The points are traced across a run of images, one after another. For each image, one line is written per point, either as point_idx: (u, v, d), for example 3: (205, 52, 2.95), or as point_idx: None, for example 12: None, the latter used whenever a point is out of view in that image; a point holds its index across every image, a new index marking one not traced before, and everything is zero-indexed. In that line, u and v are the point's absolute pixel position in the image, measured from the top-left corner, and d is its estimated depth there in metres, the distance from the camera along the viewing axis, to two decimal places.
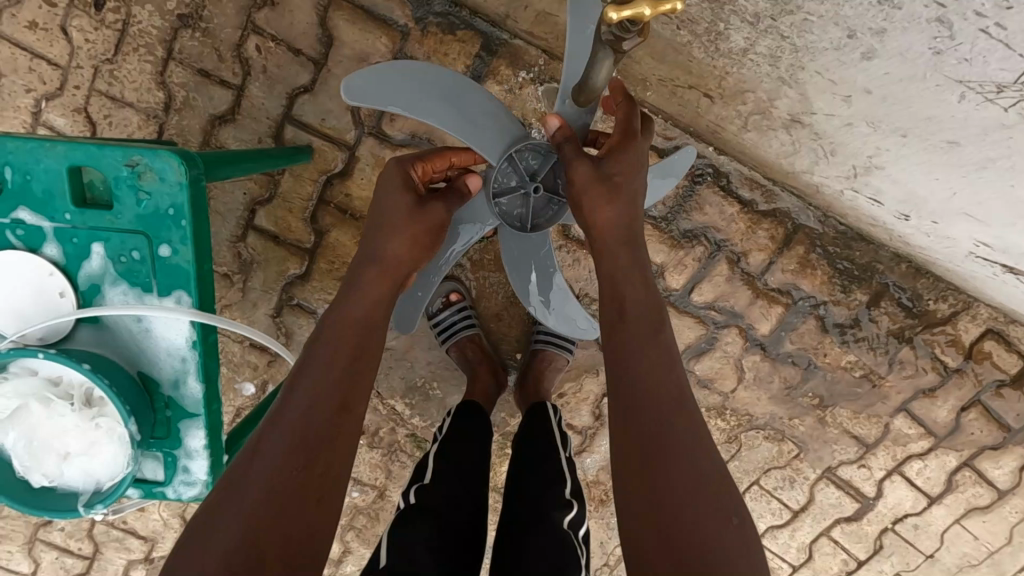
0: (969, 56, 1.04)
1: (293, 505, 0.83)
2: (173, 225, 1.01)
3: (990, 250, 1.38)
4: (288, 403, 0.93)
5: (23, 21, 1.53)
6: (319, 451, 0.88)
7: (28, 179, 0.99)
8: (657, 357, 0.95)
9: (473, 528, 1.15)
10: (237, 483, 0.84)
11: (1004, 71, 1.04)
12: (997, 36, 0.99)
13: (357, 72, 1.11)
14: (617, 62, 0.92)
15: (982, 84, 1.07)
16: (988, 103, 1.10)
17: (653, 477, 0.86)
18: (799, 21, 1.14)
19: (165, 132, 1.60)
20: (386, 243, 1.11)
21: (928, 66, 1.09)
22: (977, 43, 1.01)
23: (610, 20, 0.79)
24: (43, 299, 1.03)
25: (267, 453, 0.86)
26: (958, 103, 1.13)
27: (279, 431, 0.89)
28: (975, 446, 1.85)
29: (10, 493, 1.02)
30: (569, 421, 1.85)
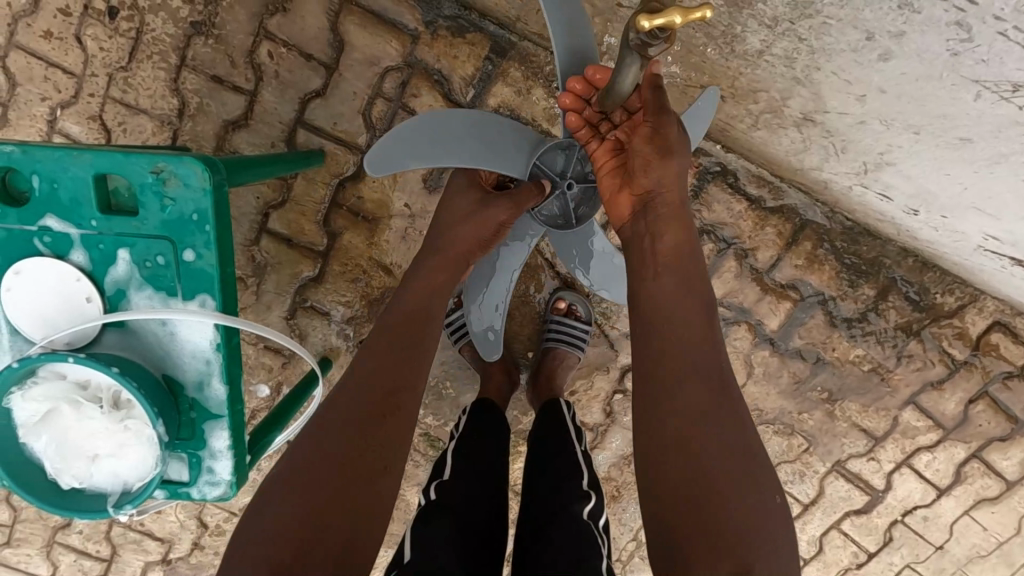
0: (987, 57, 1.08)
1: (335, 508, 0.88)
2: (197, 230, 1.03)
3: (999, 242, 1.40)
4: (329, 412, 0.99)
5: (38, 30, 1.55)
6: (357, 460, 0.93)
7: (55, 187, 1.01)
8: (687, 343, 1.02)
9: (493, 527, 1.16)
10: (281, 482, 0.90)
11: (1019, 70, 1.08)
12: (1015, 37, 1.03)
13: (373, 155, 1.20)
14: (644, 66, 0.96)
15: (999, 84, 1.11)
16: (1004, 102, 1.14)
17: (689, 457, 0.92)
18: (817, 24, 1.16)
19: (180, 138, 1.62)
20: (457, 226, 1.30)
21: (945, 67, 1.13)
22: (995, 43, 1.06)
23: (640, 27, 0.82)
24: (70, 305, 1.05)
25: (302, 462, 0.92)
26: (974, 100, 1.16)
27: (316, 438, 0.95)
28: (984, 438, 1.87)
29: (39, 493, 1.03)
30: (581, 418, 1.87)
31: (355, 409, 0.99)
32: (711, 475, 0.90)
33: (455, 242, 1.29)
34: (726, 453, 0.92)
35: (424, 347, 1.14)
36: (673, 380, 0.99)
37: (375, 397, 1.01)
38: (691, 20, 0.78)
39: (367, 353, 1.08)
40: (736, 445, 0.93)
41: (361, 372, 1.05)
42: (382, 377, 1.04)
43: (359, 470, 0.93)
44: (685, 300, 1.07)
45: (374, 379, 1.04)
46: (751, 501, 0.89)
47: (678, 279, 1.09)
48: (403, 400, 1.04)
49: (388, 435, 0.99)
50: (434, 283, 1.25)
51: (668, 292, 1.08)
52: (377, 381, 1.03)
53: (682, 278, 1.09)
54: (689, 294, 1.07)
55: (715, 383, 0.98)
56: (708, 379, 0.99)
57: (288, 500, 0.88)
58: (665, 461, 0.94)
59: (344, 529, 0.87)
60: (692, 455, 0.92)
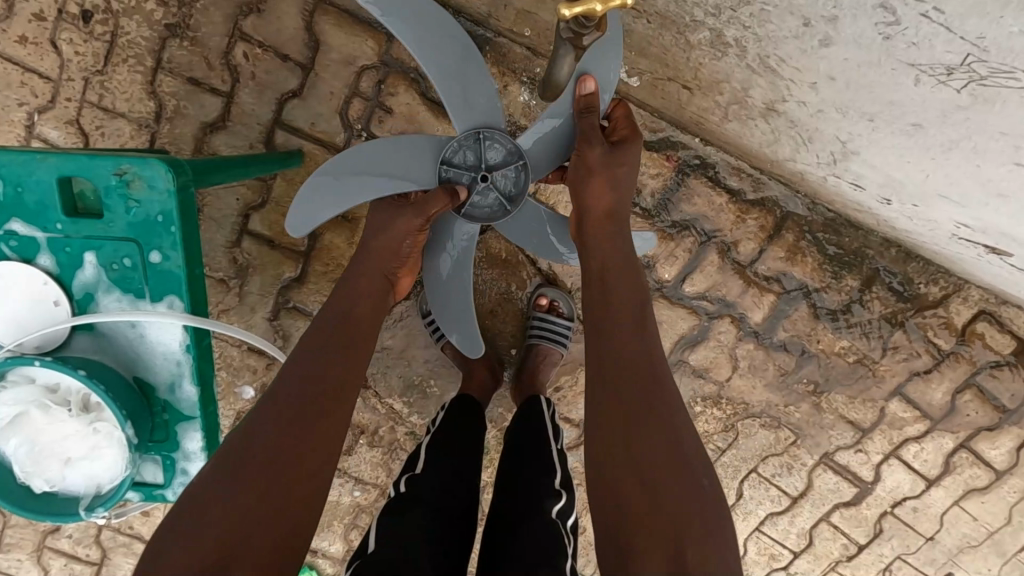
0: (917, 40, 0.98)
1: (286, 502, 0.91)
2: (163, 231, 1.03)
3: (971, 231, 1.38)
4: (282, 402, 0.99)
5: (13, 36, 1.55)
6: (310, 457, 0.96)
7: (20, 191, 1.01)
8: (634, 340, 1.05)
9: (466, 521, 1.16)
10: (237, 470, 0.91)
11: (949, 53, 0.97)
12: (939, 19, 0.93)
13: (292, 213, 1.21)
14: (578, 58, 0.97)
15: (933, 67, 1.01)
16: (941, 85, 1.03)
17: (629, 451, 0.93)
18: (757, 11, 1.12)
19: (157, 141, 1.62)
20: (374, 236, 1.23)
21: (881, 51, 1.04)
22: (922, 26, 0.95)
23: (562, 16, 0.85)
24: (38, 308, 1.05)
25: (260, 439, 0.95)
26: (915, 86, 1.07)
27: (271, 428, 0.96)
28: (972, 427, 1.86)
29: (13, 498, 1.04)
30: (566, 414, 1.87)
31: (308, 402, 1.00)
32: (655, 476, 0.90)
33: (378, 252, 1.22)
34: (665, 450, 0.93)
35: (369, 341, 1.15)
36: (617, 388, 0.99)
37: (329, 392, 1.03)
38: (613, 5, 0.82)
39: (317, 341, 1.09)
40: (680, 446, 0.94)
41: (315, 362, 1.05)
42: (337, 369, 1.06)
43: (309, 466, 0.95)
44: (630, 309, 1.09)
45: (325, 373, 1.04)
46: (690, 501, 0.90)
47: (632, 288, 1.12)
48: (351, 392, 1.06)
49: (338, 429, 1.01)
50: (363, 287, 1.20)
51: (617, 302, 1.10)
52: (330, 375, 1.04)
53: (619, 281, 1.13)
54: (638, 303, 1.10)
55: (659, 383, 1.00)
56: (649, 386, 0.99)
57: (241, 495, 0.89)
58: (606, 460, 0.95)
59: (294, 524, 0.91)
60: (633, 458, 0.93)
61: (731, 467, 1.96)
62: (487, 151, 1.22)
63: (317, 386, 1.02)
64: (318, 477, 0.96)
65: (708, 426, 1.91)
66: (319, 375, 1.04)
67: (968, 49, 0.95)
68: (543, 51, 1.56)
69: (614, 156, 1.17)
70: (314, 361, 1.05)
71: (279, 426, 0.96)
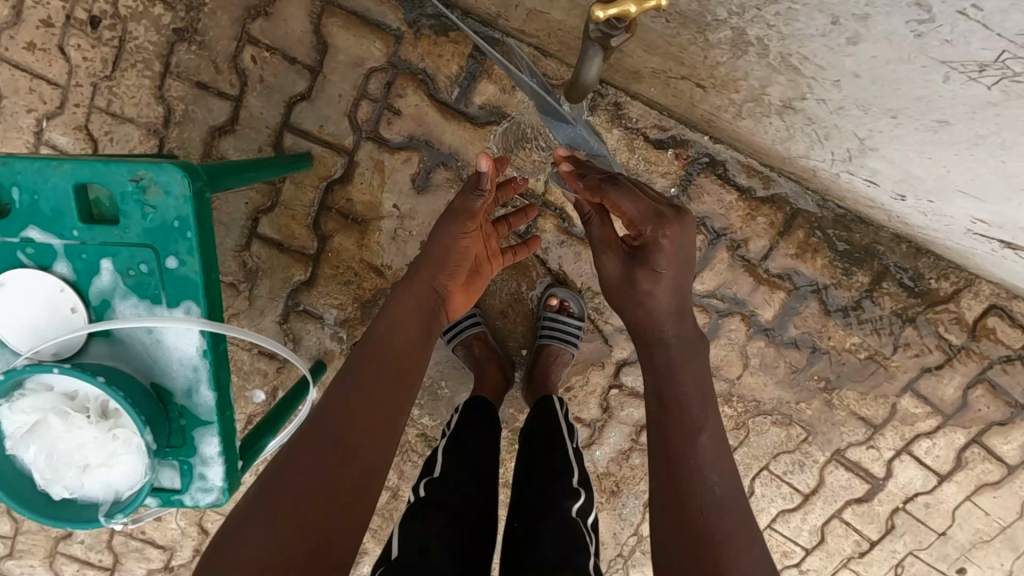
0: (951, 37, 0.96)
1: (306, 529, 0.87)
2: (179, 237, 1.02)
3: (988, 226, 1.37)
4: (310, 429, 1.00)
5: (21, 42, 1.55)
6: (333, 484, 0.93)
7: (36, 199, 1.01)
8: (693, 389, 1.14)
9: (483, 520, 1.17)
10: (257, 500, 0.90)
11: (985, 50, 0.95)
12: (976, 17, 0.90)
13: None
14: (606, 58, 0.98)
15: (966, 64, 1.00)
16: (971, 82, 1.03)
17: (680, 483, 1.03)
18: (784, 9, 1.08)
19: (166, 146, 1.61)
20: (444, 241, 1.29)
21: (913, 47, 1.02)
22: (958, 23, 0.93)
23: (597, 17, 0.87)
24: (56, 316, 1.05)
25: (299, 451, 0.96)
26: (944, 83, 1.06)
27: (295, 455, 0.95)
28: (983, 422, 1.86)
29: (32, 505, 1.04)
30: (577, 413, 1.87)
31: (332, 429, 0.99)
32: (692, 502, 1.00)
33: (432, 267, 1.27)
34: (710, 484, 1.02)
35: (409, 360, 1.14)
36: (662, 415, 1.12)
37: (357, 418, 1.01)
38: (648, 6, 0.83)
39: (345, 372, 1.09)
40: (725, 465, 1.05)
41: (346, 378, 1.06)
42: (370, 394, 1.05)
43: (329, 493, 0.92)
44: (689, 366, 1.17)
45: (351, 399, 1.04)
46: (740, 517, 0.99)
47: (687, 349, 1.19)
48: (385, 399, 1.06)
49: (367, 457, 0.98)
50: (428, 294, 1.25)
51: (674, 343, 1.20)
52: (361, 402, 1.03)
53: (681, 316, 1.22)
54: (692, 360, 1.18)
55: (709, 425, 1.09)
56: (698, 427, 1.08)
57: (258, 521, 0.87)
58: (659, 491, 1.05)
59: (305, 553, 0.85)
60: (674, 480, 1.03)
61: (742, 465, 1.96)
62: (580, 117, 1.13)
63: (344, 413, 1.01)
64: (342, 506, 0.92)
65: None
66: (344, 403, 1.03)
67: (1004, 46, 0.93)
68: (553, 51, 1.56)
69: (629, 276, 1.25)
70: (343, 391, 1.05)
71: (302, 452, 0.96)
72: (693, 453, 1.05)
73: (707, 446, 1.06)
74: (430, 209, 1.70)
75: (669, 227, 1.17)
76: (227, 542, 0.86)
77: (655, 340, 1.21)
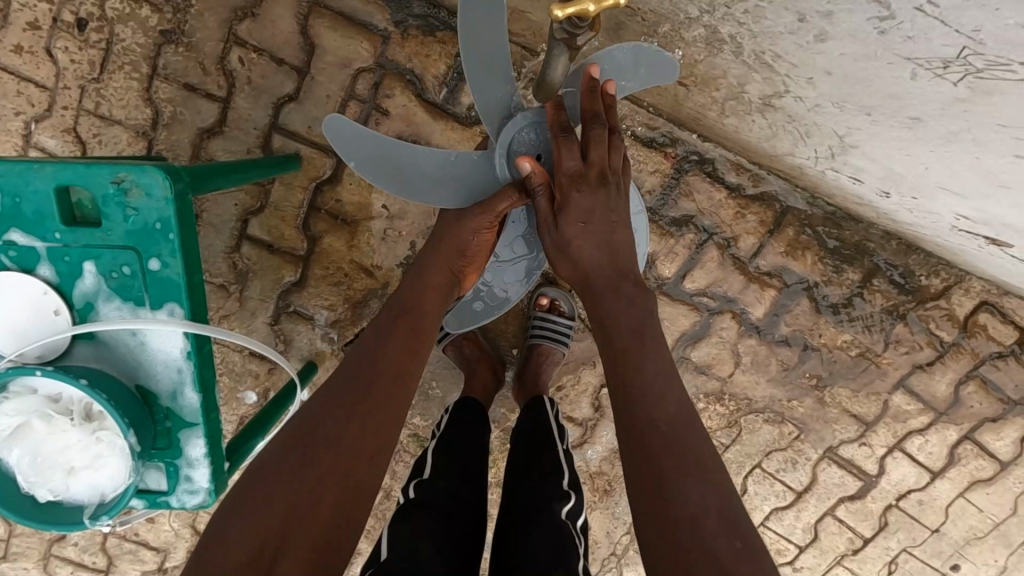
0: (912, 34, 0.98)
1: (298, 534, 0.87)
2: (162, 239, 1.03)
3: (972, 223, 1.37)
4: (301, 429, 0.98)
5: (8, 45, 1.55)
6: (327, 490, 0.91)
7: (18, 202, 1.01)
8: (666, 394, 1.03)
9: (474, 521, 1.18)
10: (238, 505, 0.90)
11: (946, 46, 0.97)
12: (934, 13, 0.93)
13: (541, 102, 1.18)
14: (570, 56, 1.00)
15: (930, 61, 1.01)
16: (938, 79, 1.03)
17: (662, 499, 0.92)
18: (751, 8, 1.11)
19: (154, 148, 1.62)
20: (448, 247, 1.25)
21: (879, 44, 1.03)
22: (917, 20, 0.95)
23: (556, 16, 0.89)
24: (38, 318, 1.05)
25: (292, 451, 0.95)
26: (912, 80, 1.07)
27: (284, 461, 0.93)
28: (975, 419, 1.86)
29: (18, 508, 1.04)
30: (569, 413, 1.87)
31: (325, 428, 0.97)
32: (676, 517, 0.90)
33: (442, 253, 1.26)
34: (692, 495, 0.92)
35: (418, 349, 1.14)
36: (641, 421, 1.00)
37: (350, 419, 0.98)
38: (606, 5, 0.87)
39: (342, 371, 1.06)
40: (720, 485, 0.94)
41: (344, 377, 1.05)
42: (365, 391, 1.02)
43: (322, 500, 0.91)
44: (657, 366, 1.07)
45: (347, 397, 1.01)
46: (733, 540, 0.88)
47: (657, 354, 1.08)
48: (385, 399, 1.03)
49: (365, 460, 0.97)
50: (436, 280, 1.24)
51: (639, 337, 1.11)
52: (356, 402, 1.01)
53: (641, 331, 1.11)
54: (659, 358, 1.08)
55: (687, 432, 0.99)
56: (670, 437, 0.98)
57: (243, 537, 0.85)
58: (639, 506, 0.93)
59: (293, 562, 0.84)
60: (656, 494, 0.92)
61: (735, 463, 1.95)
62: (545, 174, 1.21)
63: (337, 414, 0.99)
64: (341, 510, 0.91)
65: (710, 422, 1.91)
66: (340, 402, 1.01)
67: (964, 42, 0.95)
68: (540, 50, 1.56)
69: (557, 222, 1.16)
70: (335, 390, 1.03)
71: (293, 458, 0.94)
72: (665, 471, 0.94)
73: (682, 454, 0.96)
74: (419, 209, 1.70)
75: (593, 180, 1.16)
76: (213, 538, 0.87)
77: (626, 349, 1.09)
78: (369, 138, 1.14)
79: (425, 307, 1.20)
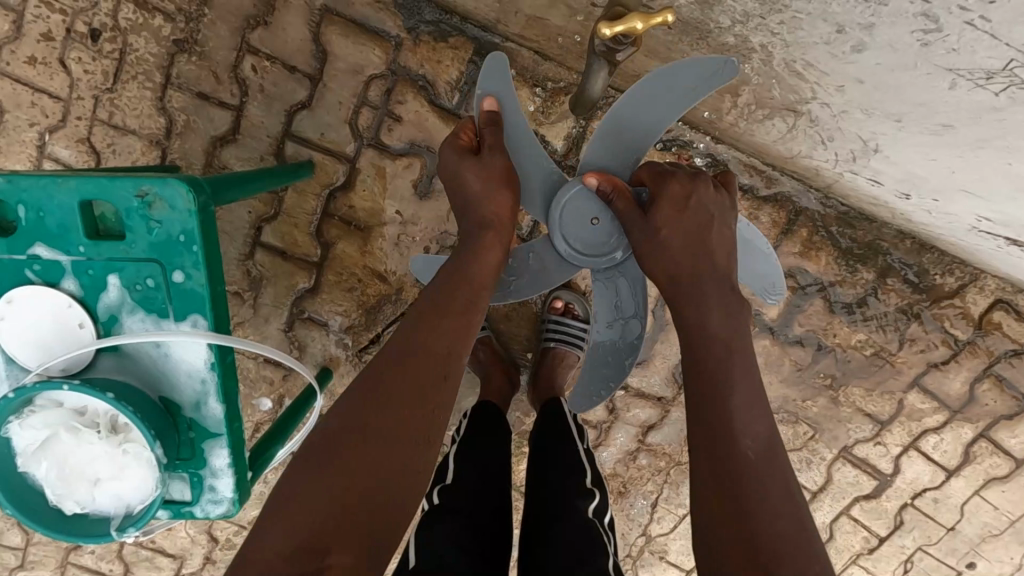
0: (957, 46, 0.98)
1: (337, 538, 0.83)
2: (185, 251, 1.03)
3: (992, 224, 1.37)
4: (329, 431, 0.92)
5: (22, 57, 1.56)
6: (362, 492, 0.87)
7: (41, 216, 1.01)
8: (737, 377, 0.99)
9: (499, 521, 1.18)
10: (275, 516, 0.84)
11: (992, 59, 0.97)
12: (983, 27, 0.92)
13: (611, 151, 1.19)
14: (611, 72, 1.00)
15: (973, 72, 1.01)
16: (978, 89, 1.03)
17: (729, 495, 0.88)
18: (788, 19, 1.10)
19: (168, 157, 1.62)
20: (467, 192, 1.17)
21: (917, 55, 1.03)
22: (964, 33, 0.95)
23: (603, 35, 0.87)
24: (64, 331, 1.05)
25: (319, 453, 0.90)
26: (949, 90, 1.07)
27: (311, 460, 0.89)
28: (990, 417, 1.85)
29: (45, 521, 1.04)
30: (584, 415, 1.87)
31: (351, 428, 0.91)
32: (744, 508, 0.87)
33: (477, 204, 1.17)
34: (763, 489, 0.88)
35: (457, 340, 1.04)
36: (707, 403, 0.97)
37: (382, 413, 0.93)
38: (652, 25, 0.84)
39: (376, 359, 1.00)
40: (779, 465, 0.91)
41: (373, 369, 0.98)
42: (392, 388, 0.95)
43: (350, 502, 0.86)
44: (730, 347, 1.02)
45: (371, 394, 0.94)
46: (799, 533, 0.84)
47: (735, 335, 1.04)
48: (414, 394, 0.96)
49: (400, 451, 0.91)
50: (503, 231, 1.18)
51: (716, 324, 1.04)
52: (387, 392, 0.95)
53: (724, 314, 1.05)
54: (735, 338, 1.04)
55: (761, 426, 0.94)
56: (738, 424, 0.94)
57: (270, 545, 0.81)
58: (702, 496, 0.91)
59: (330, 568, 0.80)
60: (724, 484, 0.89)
61: None
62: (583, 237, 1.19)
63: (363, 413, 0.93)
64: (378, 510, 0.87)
65: None
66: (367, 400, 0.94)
67: (1012, 55, 0.95)
68: (551, 54, 1.56)
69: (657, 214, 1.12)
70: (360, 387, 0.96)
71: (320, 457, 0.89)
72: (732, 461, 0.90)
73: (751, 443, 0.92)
74: (432, 215, 1.70)
75: (677, 181, 1.14)
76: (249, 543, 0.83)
77: (697, 331, 1.04)
78: (505, 83, 1.15)
79: (484, 272, 1.13)
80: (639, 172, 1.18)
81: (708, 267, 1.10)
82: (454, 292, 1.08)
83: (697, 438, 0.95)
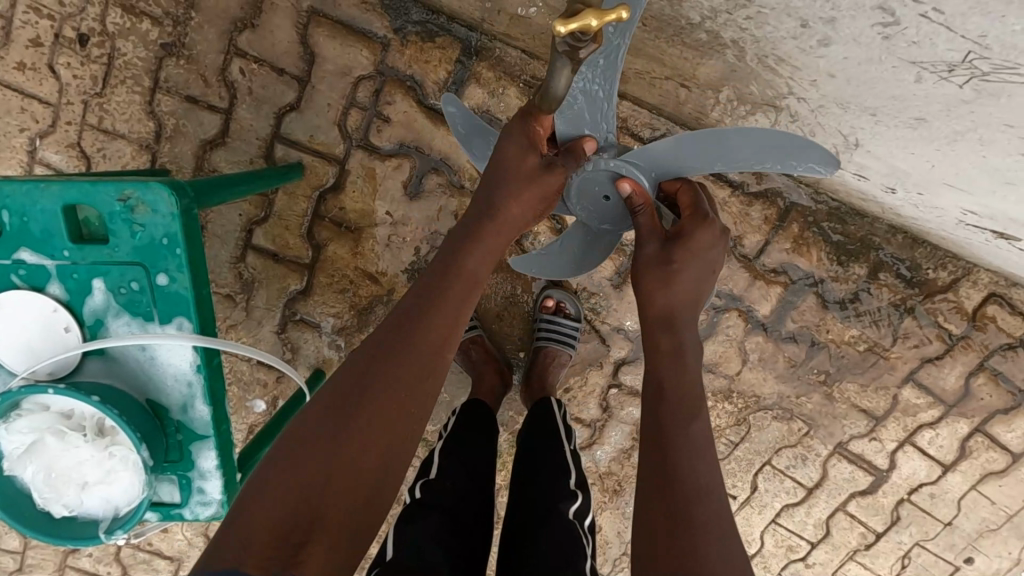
0: (917, 39, 0.98)
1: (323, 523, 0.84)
2: (169, 254, 1.03)
3: (978, 217, 1.36)
4: (316, 415, 0.92)
5: (12, 62, 1.56)
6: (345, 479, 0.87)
7: (26, 221, 1.02)
8: (694, 403, 1.02)
9: (480, 522, 1.18)
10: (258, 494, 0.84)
11: (952, 51, 0.97)
12: (938, 19, 0.93)
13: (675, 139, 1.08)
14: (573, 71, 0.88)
15: (935, 65, 1.01)
16: (942, 81, 1.03)
17: (671, 515, 0.90)
18: (754, 14, 1.11)
19: (158, 161, 1.62)
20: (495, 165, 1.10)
21: (881, 49, 1.03)
22: (921, 26, 0.95)
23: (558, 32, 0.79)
24: (50, 335, 1.06)
25: (306, 435, 0.89)
26: (916, 82, 1.07)
27: (303, 443, 0.88)
28: (986, 411, 1.84)
29: (33, 524, 1.05)
30: (577, 414, 1.87)
31: (339, 413, 0.91)
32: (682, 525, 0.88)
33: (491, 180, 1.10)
34: (699, 510, 0.90)
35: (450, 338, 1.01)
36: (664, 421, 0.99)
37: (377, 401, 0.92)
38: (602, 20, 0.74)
39: (371, 344, 0.98)
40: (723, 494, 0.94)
41: (361, 358, 0.97)
42: (379, 377, 0.94)
43: (352, 494, 0.88)
44: (689, 378, 1.05)
45: (360, 383, 0.94)
46: (728, 557, 0.86)
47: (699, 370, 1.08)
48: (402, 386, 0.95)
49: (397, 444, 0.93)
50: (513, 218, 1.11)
51: (686, 355, 1.08)
52: (384, 380, 0.94)
53: (688, 343, 1.09)
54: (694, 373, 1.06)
55: (707, 451, 0.97)
56: (692, 445, 0.96)
57: (258, 528, 0.80)
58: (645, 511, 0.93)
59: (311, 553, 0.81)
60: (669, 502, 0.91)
61: (744, 461, 1.96)
62: (589, 207, 1.15)
63: (347, 400, 0.92)
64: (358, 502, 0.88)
65: (720, 420, 1.92)
66: (356, 386, 0.94)
67: (970, 47, 0.95)
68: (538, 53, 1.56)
69: (667, 253, 1.11)
70: (349, 373, 0.96)
71: (314, 444, 0.88)
72: (680, 480, 0.92)
73: (702, 465, 0.95)
74: (422, 215, 1.70)
75: (700, 228, 1.11)
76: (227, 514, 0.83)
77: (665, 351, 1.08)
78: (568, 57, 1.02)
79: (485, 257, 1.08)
80: (679, 190, 1.15)
81: (685, 302, 1.12)
82: (448, 285, 1.03)
83: (656, 452, 0.97)
